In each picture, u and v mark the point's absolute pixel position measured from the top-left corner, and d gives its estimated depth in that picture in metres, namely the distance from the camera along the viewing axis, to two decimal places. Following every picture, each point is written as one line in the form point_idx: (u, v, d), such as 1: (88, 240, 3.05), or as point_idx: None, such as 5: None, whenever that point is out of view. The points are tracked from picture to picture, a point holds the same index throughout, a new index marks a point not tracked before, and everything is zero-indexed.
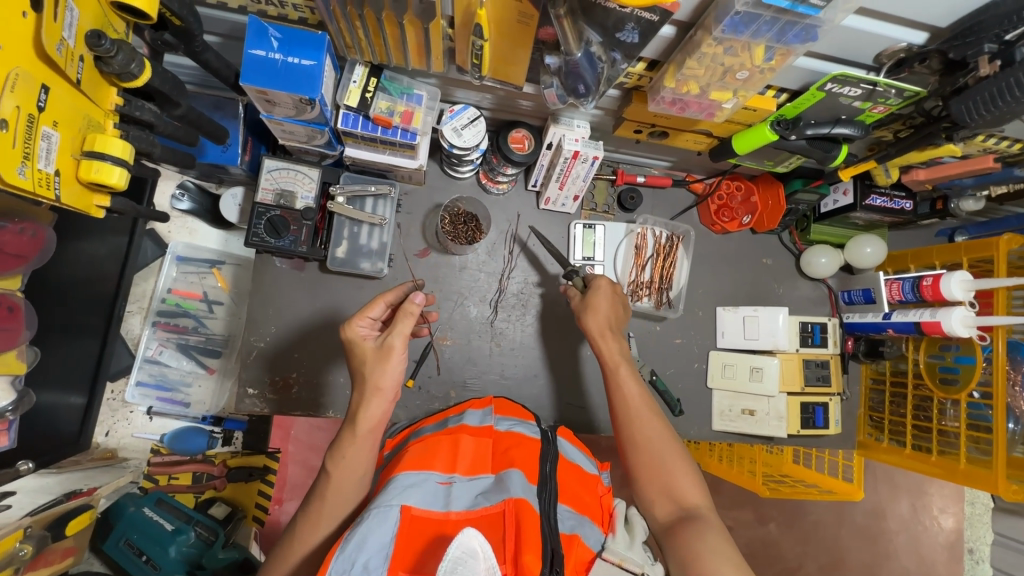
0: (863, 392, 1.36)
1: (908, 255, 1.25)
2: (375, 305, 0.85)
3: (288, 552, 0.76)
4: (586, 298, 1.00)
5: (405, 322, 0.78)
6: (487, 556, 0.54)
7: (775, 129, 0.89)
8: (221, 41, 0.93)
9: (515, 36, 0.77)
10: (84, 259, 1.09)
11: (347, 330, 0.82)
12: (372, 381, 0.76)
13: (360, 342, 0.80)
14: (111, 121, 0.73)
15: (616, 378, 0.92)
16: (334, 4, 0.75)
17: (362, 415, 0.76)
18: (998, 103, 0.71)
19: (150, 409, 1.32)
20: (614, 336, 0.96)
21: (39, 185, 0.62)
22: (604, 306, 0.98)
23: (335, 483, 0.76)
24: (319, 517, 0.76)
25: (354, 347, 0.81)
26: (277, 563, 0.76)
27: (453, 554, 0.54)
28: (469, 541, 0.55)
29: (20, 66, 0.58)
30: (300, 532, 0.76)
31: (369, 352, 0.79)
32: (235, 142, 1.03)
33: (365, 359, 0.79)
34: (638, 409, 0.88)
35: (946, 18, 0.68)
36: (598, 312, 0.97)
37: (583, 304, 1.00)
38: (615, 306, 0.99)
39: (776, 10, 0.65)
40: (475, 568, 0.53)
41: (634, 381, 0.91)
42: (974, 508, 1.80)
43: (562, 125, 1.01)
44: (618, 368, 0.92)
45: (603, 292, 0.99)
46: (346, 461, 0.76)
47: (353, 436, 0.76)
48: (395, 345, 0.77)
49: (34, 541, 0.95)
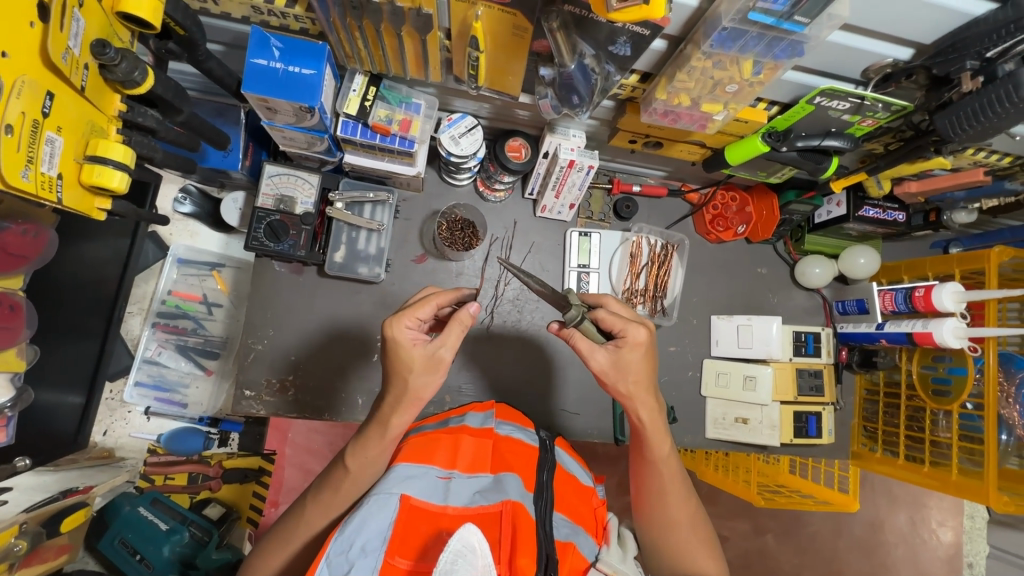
0: (857, 402, 1.36)
1: (902, 266, 1.25)
2: (421, 305, 0.77)
3: (293, 530, 0.78)
4: (616, 359, 0.79)
5: (457, 333, 0.74)
6: (485, 553, 0.55)
7: (768, 140, 0.91)
8: (224, 49, 0.95)
9: (509, 48, 0.79)
10: (85, 261, 1.11)
11: (394, 330, 0.73)
12: (412, 391, 0.74)
13: (408, 348, 0.73)
14: (114, 126, 0.75)
15: (653, 460, 0.85)
16: (335, 15, 0.77)
17: (392, 420, 0.75)
18: (981, 117, 0.72)
19: (148, 410, 1.33)
20: (651, 410, 0.83)
21: (41, 187, 0.64)
22: (637, 369, 0.79)
23: (350, 478, 0.77)
24: (328, 502, 0.77)
25: (398, 350, 0.73)
26: (278, 545, 0.78)
27: (453, 547, 0.54)
28: (469, 536, 0.56)
29: (27, 75, 0.60)
30: (307, 514, 0.78)
31: (417, 361, 0.73)
32: (236, 147, 1.05)
33: (410, 367, 0.73)
34: (670, 491, 0.86)
35: (929, 35, 0.70)
36: (630, 377, 0.80)
37: (612, 364, 0.79)
38: (650, 368, 0.81)
39: (762, 27, 0.66)
40: (473, 563, 0.54)
41: (672, 463, 0.86)
42: (973, 522, 1.80)
43: (558, 134, 1.04)
44: (657, 450, 0.85)
45: (637, 349, 0.79)
46: (367, 458, 0.77)
47: (380, 437, 0.76)
48: (446, 358, 0.74)
49: (29, 537, 0.97)
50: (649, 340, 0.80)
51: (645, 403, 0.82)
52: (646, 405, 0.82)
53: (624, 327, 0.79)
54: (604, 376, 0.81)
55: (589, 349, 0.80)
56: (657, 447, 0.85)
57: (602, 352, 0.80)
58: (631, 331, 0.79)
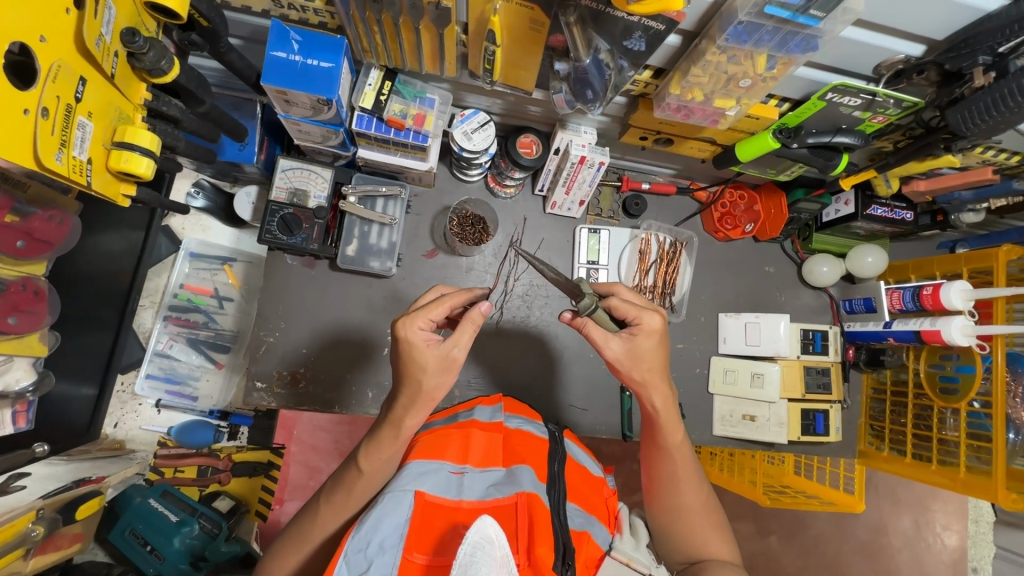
0: (863, 401, 1.36)
1: (909, 265, 1.26)
2: (435, 307, 0.77)
3: (308, 529, 0.78)
4: (630, 346, 0.80)
5: (468, 332, 0.75)
6: (503, 543, 0.55)
7: (778, 137, 0.92)
8: (244, 43, 0.97)
9: (526, 43, 0.80)
10: (101, 252, 1.12)
11: (407, 330, 0.74)
12: (427, 391, 0.74)
13: (421, 349, 0.73)
14: (139, 114, 0.77)
15: (666, 448, 0.87)
16: (354, 9, 0.78)
17: (406, 420, 0.76)
18: (994, 111, 0.73)
19: (159, 402, 1.34)
20: (665, 397, 0.84)
21: (73, 171, 0.65)
22: (652, 357, 0.81)
23: (365, 480, 0.77)
24: (343, 505, 0.78)
25: (412, 350, 0.74)
26: (295, 545, 0.78)
27: (470, 539, 0.54)
28: (485, 528, 0.55)
29: (62, 59, 0.61)
30: (322, 517, 0.78)
31: (430, 361, 0.73)
32: (252, 141, 1.07)
33: (424, 367, 0.73)
34: (682, 478, 0.87)
35: (941, 31, 0.71)
36: (644, 365, 0.81)
37: (627, 351, 0.80)
38: (664, 355, 0.82)
39: (778, 21, 0.67)
40: (491, 554, 0.53)
41: (684, 451, 0.88)
42: (978, 527, 1.80)
43: (569, 131, 1.05)
44: (670, 438, 0.86)
45: (651, 337, 0.80)
46: (380, 459, 0.77)
47: (394, 435, 0.76)
48: (459, 357, 0.74)
49: (45, 523, 0.98)
50: (662, 329, 0.81)
51: (659, 390, 0.83)
52: (660, 393, 0.83)
53: (638, 316, 0.80)
54: (618, 364, 0.82)
55: (604, 338, 0.81)
56: (670, 435, 0.86)
57: (617, 340, 0.81)
58: (645, 319, 0.80)
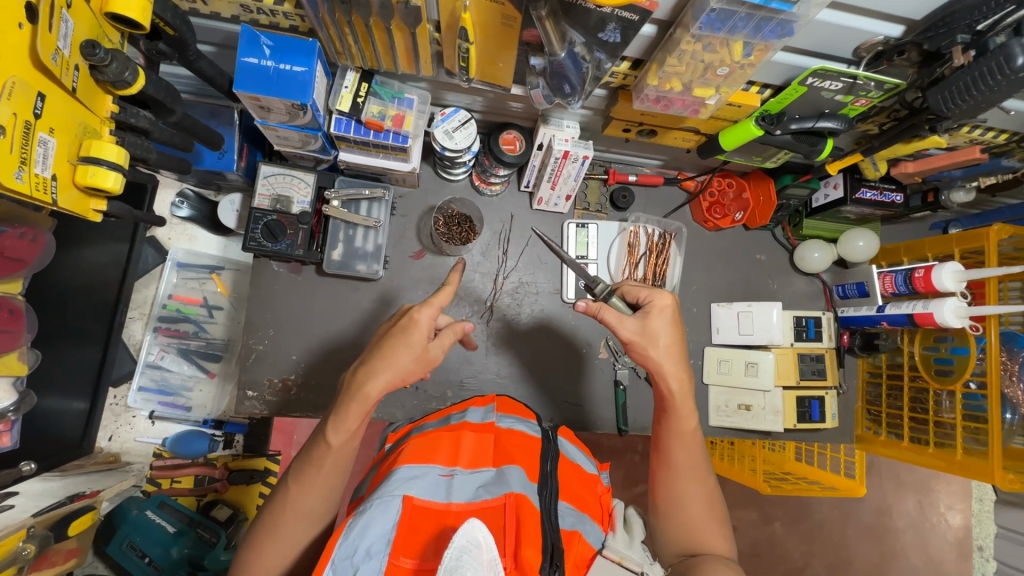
0: (859, 386, 1.34)
1: (901, 248, 1.24)
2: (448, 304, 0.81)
3: (280, 515, 0.75)
4: (645, 325, 0.83)
5: (448, 337, 0.80)
6: (490, 547, 0.54)
7: (761, 124, 0.90)
8: (215, 50, 0.96)
9: (499, 39, 0.79)
10: (85, 266, 1.12)
11: (419, 311, 0.77)
12: (398, 372, 0.75)
13: (418, 332, 0.76)
14: (107, 128, 0.76)
15: (677, 433, 0.87)
16: (324, 11, 0.76)
17: (371, 389, 0.74)
18: (975, 91, 0.72)
19: (152, 414, 1.35)
20: (680, 379, 0.85)
21: (36, 189, 0.65)
22: (666, 334, 0.84)
23: (333, 454, 0.76)
24: (312, 485, 0.75)
25: (410, 329, 0.76)
26: (267, 536, 0.75)
27: (457, 543, 0.53)
28: (473, 531, 0.54)
29: (17, 75, 0.61)
30: (293, 498, 0.75)
31: (413, 345, 0.76)
32: (231, 148, 1.07)
33: (407, 346, 0.75)
34: (690, 465, 0.87)
35: (921, 10, 0.70)
36: (660, 343, 0.83)
37: (642, 329, 0.83)
38: (676, 332, 0.85)
39: (751, 6, 0.66)
40: (478, 558, 0.53)
41: (694, 439, 0.88)
42: (981, 505, 1.78)
43: (552, 126, 1.04)
44: (682, 423, 0.86)
45: (663, 314, 0.84)
46: (348, 434, 0.75)
47: (361, 404, 0.75)
48: (435, 356, 0.78)
49: (36, 541, 0.98)
50: (677, 310, 0.86)
51: (676, 372, 0.84)
52: (677, 374, 0.84)
53: (654, 295, 0.85)
54: (633, 344, 0.84)
55: (619, 319, 0.84)
56: (683, 419, 0.86)
57: (631, 320, 0.84)
58: (656, 297, 0.85)
